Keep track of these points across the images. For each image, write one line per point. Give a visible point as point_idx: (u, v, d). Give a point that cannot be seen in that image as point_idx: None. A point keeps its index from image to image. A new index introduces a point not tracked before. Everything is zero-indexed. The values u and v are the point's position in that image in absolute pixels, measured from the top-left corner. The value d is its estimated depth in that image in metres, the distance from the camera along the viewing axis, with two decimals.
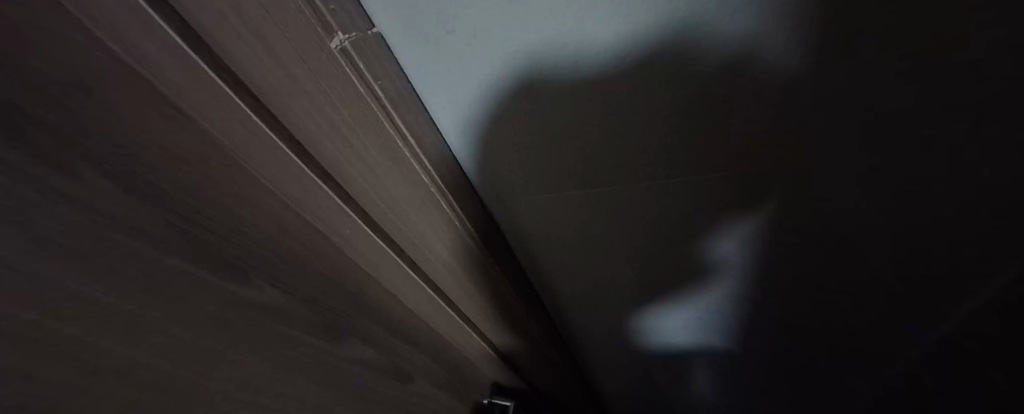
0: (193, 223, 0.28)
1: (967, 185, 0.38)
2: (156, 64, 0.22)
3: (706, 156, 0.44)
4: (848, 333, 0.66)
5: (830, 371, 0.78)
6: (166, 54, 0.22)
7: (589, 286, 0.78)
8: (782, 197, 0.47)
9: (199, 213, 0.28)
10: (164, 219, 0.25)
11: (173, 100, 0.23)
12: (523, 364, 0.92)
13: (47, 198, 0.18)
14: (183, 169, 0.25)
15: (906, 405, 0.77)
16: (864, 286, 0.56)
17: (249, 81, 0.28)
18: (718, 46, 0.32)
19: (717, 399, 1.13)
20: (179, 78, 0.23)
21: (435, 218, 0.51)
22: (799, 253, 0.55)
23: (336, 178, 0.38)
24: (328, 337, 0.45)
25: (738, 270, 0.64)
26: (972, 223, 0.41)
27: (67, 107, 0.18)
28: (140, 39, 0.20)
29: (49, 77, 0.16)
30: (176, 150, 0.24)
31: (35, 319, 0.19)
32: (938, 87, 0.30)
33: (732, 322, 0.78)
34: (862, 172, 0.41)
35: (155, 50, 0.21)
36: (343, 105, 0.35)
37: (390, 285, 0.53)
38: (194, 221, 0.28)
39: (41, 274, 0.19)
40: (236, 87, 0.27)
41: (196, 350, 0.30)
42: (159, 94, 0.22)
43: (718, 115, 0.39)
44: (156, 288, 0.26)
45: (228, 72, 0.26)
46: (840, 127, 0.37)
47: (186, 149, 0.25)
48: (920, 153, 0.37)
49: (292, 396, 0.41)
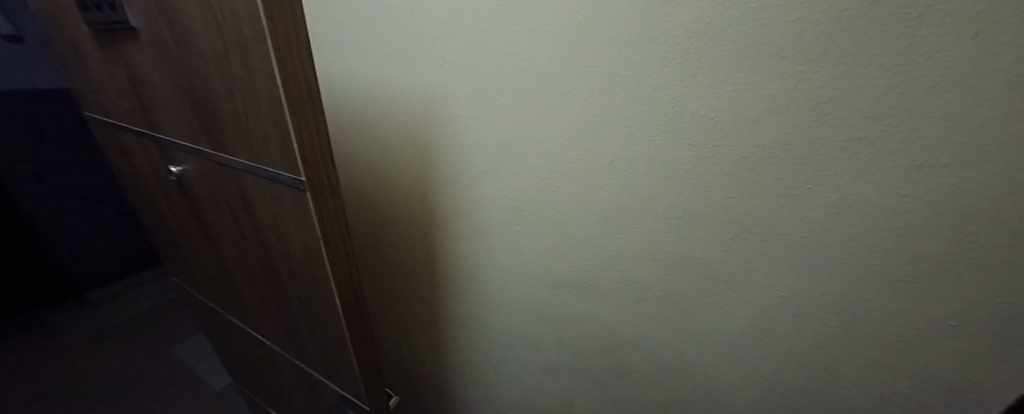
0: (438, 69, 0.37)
1: (207, 288, 0.56)
2: (151, 21, 0.28)
3: (275, 321, 0.46)
4: (305, 394, 0.52)
5: (294, 381, 0.53)
6: (150, 32, 0.29)
7: (524, 352, 0.51)
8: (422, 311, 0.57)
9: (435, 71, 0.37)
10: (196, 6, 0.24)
11: (162, 34, 0.28)
12: (509, 276, 0.46)
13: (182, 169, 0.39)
14: (342, 85, 0.43)
15: (266, 331, 0.50)
16: (280, 372, 0.54)
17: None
18: (270, 211, 0.33)
19: (563, 382, 0.50)
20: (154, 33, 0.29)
21: (182, 168, 0.38)
22: (294, 377, 0.52)
23: (214, 19, 0.24)
24: (599, 202, 0.36)
25: (316, 380, 0.48)
26: (230, 306, 0.54)
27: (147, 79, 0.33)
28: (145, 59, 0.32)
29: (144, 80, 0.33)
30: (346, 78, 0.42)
31: (364, 229, 0.56)
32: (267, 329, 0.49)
33: (302, 390, 0.52)
34: (218, 293, 0.54)
35: (149, 53, 0.31)
36: (390, 44, 0.37)
37: (492, 137, 0.38)
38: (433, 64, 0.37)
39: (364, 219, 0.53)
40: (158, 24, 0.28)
41: (247, 93, 0.26)
42: (157, 35, 0.29)
43: (333, 365, 0.42)
44: (192, 21, 0.25)
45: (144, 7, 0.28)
46: (310, 382, 0.49)
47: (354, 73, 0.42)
48: (216, 294, 0.55)
49: (178, 327, 1.32)
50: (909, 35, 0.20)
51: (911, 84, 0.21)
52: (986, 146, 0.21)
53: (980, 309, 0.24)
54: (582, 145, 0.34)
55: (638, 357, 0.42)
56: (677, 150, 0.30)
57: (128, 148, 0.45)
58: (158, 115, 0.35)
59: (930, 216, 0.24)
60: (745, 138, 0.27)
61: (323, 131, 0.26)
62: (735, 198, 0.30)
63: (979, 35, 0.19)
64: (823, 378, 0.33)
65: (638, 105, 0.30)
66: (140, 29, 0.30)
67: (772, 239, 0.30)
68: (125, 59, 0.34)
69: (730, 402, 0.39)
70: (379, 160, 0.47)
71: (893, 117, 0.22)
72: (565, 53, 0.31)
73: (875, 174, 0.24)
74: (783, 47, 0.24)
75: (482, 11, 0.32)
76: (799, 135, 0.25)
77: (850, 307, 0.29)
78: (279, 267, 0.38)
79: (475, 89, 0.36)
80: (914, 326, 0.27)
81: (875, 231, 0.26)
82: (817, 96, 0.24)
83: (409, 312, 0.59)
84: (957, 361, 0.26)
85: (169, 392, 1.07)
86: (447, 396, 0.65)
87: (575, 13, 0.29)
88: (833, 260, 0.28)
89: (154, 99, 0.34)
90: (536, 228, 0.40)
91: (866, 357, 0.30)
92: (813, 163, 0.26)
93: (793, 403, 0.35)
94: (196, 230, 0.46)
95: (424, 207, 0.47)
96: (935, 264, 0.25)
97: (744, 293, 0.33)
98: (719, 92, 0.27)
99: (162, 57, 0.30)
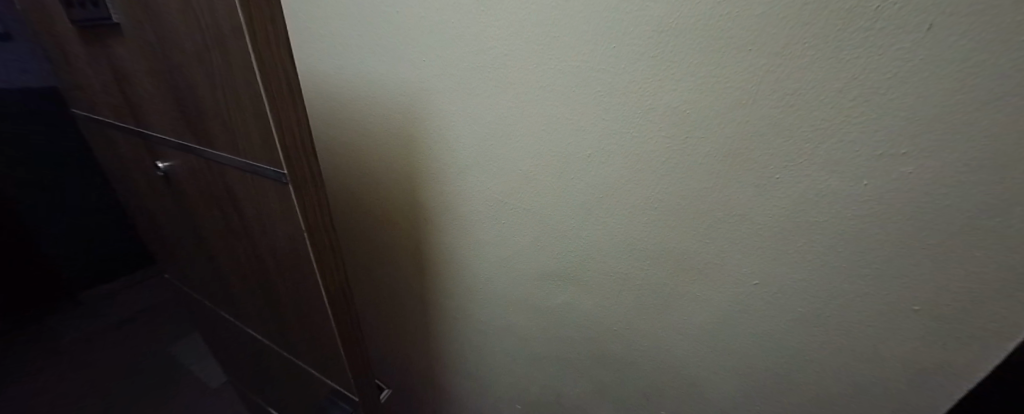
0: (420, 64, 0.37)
1: (198, 284, 0.56)
2: (134, 18, 0.29)
3: (265, 315, 0.47)
4: (296, 387, 0.53)
5: (286, 375, 0.53)
6: (133, 28, 0.30)
7: (512, 344, 0.52)
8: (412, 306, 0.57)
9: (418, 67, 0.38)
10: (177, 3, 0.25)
11: (146, 30, 0.29)
12: (496, 269, 0.46)
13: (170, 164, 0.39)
14: (326, 82, 0.43)
15: (256, 326, 0.50)
16: (272, 366, 0.55)
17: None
18: (255, 205, 0.33)
19: (550, 373, 0.51)
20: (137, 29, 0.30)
21: (169, 163, 0.39)
22: (286, 371, 0.53)
23: (195, 15, 0.24)
24: (580, 195, 0.37)
25: (307, 374, 0.48)
26: (221, 302, 0.54)
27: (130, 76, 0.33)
28: (127, 56, 0.32)
29: (128, 77, 0.34)
30: (330, 75, 0.43)
31: (353, 225, 0.56)
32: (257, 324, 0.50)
33: (293, 384, 0.53)
34: (209, 288, 0.54)
35: (132, 50, 0.31)
36: (374, 40, 0.38)
37: (475, 132, 0.38)
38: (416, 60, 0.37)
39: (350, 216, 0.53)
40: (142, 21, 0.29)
41: (228, 89, 0.26)
42: (140, 31, 0.29)
43: (323, 357, 0.43)
44: (173, 17, 0.26)
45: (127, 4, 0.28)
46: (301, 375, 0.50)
47: (337, 69, 0.42)
48: (207, 289, 0.55)
49: (174, 326, 1.32)
50: (867, 26, 0.21)
51: (872, 75, 0.22)
52: (938, 136, 0.21)
53: (943, 294, 0.25)
54: (562, 138, 0.34)
55: (621, 347, 0.43)
56: (652, 142, 0.31)
57: (115, 144, 0.45)
58: (144, 111, 0.36)
59: (893, 204, 0.24)
60: (716, 129, 0.28)
61: (304, 125, 0.27)
62: (708, 188, 0.30)
63: (933, 26, 0.20)
64: (795, 363, 0.33)
65: (615, 99, 0.30)
66: (122, 24, 0.30)
67: (743, 228, 0.31)
68: (110, 56, 0.34)
69: (709, 388, 0.40)
70: (366, 156, 0.48)
71: (856, 108, 0.23)
72: (543, 49, 0.31)
73: (840, 163, 0.25)
74: (748, 40, 0.24)
75: (461, 6, 0.33)
76: (766, 127, 0.26)
77: (819, 293, 0.30)
78: (266, 261, 0.38)
79: (458, 84, 0.37)
80: (880, 312, 0.28)
81: (841, 220, 0.27)
82: (783, 87, 0.25)
83: (400, 306, 0.60)
84: (919, 346, 0.27)
85: (165, 390, 1.08)
86: (439, 389, 0.66)
87: (552, 8, 0.29)
88: (802, 249, 0.29)
89: (139, 95, 0.34)
90: (520, 220, 0.41)
91: (836, 343, 0.31)
92: (780, 153, 0.27)
93: (767, 388, 0.36)
94: (185, 226, 0.46)
95: (412, 202, 0.47)
96: (897, 251, 0.25)
97: (719, 282, 0.34)
98: (689, 84, 0.27)
99: (145, 52, 0.30)
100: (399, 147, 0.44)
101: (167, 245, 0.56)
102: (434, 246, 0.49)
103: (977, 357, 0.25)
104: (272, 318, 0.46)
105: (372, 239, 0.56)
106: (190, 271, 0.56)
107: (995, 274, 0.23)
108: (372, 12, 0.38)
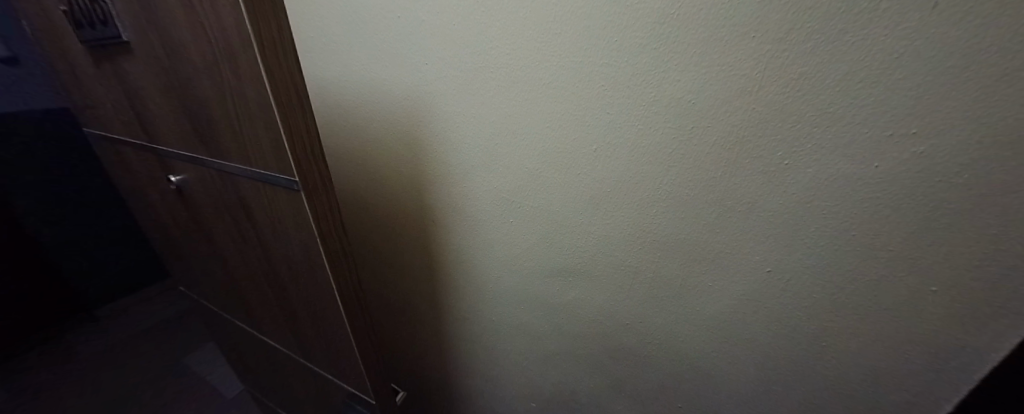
0: (425, 68, 0.38)
1: (212, 292, 0.57)
2: (143, 34, 0.29)
3: (278, 322, 0.47)
4: (312, 392, 0.53)
5: (302, 380, 0.54)
6: (143, 44, 0.30)
7: (526, 342, 0.52)
8: (424, 306, 0.58)
9: (423, 70, 0.38)
10: (186, 19, 0.25)
11: (155, 46, 0.29)
12: (506, 267, 0.47)
13: (181, 176, 0.39)
14: (344, 91, 0.45)
15: (270, 331, 0.51)
16: (288, 372, 0.56)
17: (129, 11, 0.29)
18: (267, 214, 0.34)
19: (564, 368, 0.51)
20: (145, 45, 0.30)
21: (180, 175, 0.39)
22: (302, 376, 0.53)
23: (203, 30, 0.25)
24: (587, 189, 0.37)
25: (322, 379, 0.49)
26: (235, 310, 0.55)
27: (144, 93, 0.34)
28: (140, 74, 0.33)
29: (141, 94, 0.34)
30: (344, 84, 0.44)
31: (364, 230, 0.57)
32: (272, 330, 0.51)
33: (309, 389, 0.54)
34: (223, 296, 0.55)
35: (143, 67, 0.32)
36: (386, 44, 0.39)
37: (480, 131, 0.38)
38: (420, 63, 0.38)
39: (367, 218, 0.55)
40: (148, 39, 0.29)
41: (239, 100, 0.27)
42: (149, 47, 0.30)
43: (339, 362, 0.44)
44: (183, 35, 0.26)
45: (136, 21, 0.29)
46: (317, 380, 0.51)
47: (349, 78, 0.43)
48: (219, 297, 0.56)
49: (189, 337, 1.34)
50: (871, 7, 0.21)
51: (877, 56, 0.22)
52: (949, 115, 0.21)
53: (960, 274, 0.25)
54: (566, 134, 0.35)
55: (634, 340, 0.43)
56: (658, 133, 0.31)
57: (128, 160, 0.46)
58: (157, 126, 0.36)
59: (905, 185, 0.24)
60: (721, 117, 0.28)
61: (313, 132, 0.27)
62: (715, 177, 0.30)
63: (938, 4, 0.19)
64: (812, 351, 0.33)
65: (618, 91, 0.31)
66: (131, 41, 0.31)
67: (753, 216, 0.31)
68: (122, 74, 0.35)
69: (722, 377, 0.40)
70: (372, 161, 0.48)
71: (863, 89, 0.23)
72: (545, 46, 0.31)
73: (850, 146, 0.25)
74: (752, 26, 0.24)
75: (461, 7, 0.33)
76: (773, 113, 0.26)
77: (833, 278, 0.30)
78: (280, 268, 0.39)
79: (460, 85, 0.37)
80: (897, 295, 0.27)
81: (852, 203, 0.26)
82: (788, 72, 0.25)
83: (413, 308, 0.60)
84: (938, 328, 0.27)
85: (182, 401, 1.09)
86: (452, 389, 0.67)
87: (552, 5, 0.30)
88: (813, 235, 0.29)
89: (151, 111, 0.35)
90: (527, 218, 0.42)
91: (852, 327, 0.30)
92: (787, 138, 0.27)
93: (783, 376, 0.36)
94: (197, 237, 0.47)
95: (420, 204, 0.48)
96: (913, 232, 0.25)
97: (730, 270, 0.34)
98: (693, 74, 0.27)
99: (156, 68, 0.31)
100: (405, 151, 0.44)
101: (180, 255, 0.56)
102: (444, 247, 0.50)
103: (997, 338, 0.25)
104: (287, 325, 0.47)
105: (382, 243, 0.56)
106: (202, 280, 0.57)
107: (1014, 250, 0.22)
108: (375, 18, 0.38)
